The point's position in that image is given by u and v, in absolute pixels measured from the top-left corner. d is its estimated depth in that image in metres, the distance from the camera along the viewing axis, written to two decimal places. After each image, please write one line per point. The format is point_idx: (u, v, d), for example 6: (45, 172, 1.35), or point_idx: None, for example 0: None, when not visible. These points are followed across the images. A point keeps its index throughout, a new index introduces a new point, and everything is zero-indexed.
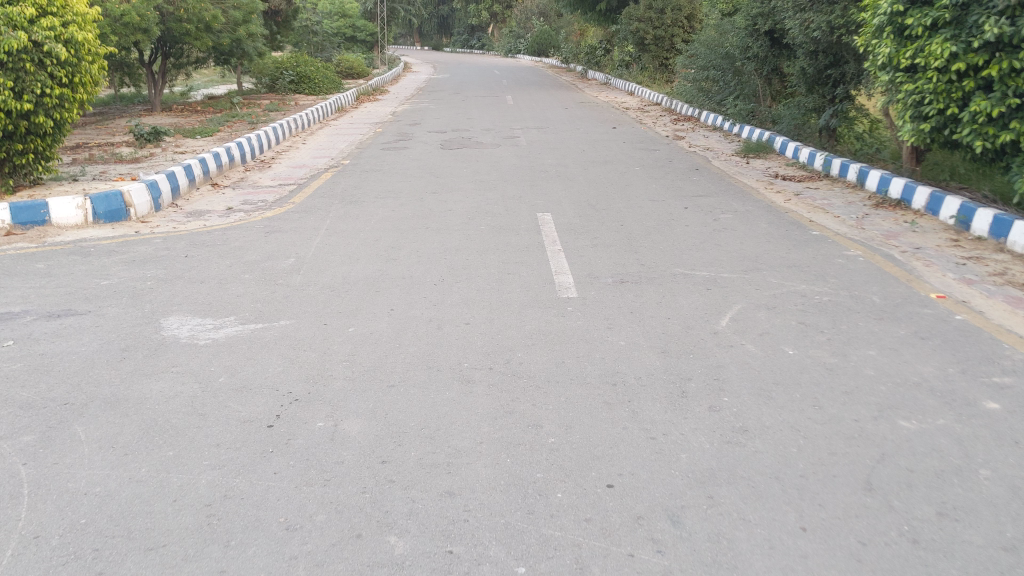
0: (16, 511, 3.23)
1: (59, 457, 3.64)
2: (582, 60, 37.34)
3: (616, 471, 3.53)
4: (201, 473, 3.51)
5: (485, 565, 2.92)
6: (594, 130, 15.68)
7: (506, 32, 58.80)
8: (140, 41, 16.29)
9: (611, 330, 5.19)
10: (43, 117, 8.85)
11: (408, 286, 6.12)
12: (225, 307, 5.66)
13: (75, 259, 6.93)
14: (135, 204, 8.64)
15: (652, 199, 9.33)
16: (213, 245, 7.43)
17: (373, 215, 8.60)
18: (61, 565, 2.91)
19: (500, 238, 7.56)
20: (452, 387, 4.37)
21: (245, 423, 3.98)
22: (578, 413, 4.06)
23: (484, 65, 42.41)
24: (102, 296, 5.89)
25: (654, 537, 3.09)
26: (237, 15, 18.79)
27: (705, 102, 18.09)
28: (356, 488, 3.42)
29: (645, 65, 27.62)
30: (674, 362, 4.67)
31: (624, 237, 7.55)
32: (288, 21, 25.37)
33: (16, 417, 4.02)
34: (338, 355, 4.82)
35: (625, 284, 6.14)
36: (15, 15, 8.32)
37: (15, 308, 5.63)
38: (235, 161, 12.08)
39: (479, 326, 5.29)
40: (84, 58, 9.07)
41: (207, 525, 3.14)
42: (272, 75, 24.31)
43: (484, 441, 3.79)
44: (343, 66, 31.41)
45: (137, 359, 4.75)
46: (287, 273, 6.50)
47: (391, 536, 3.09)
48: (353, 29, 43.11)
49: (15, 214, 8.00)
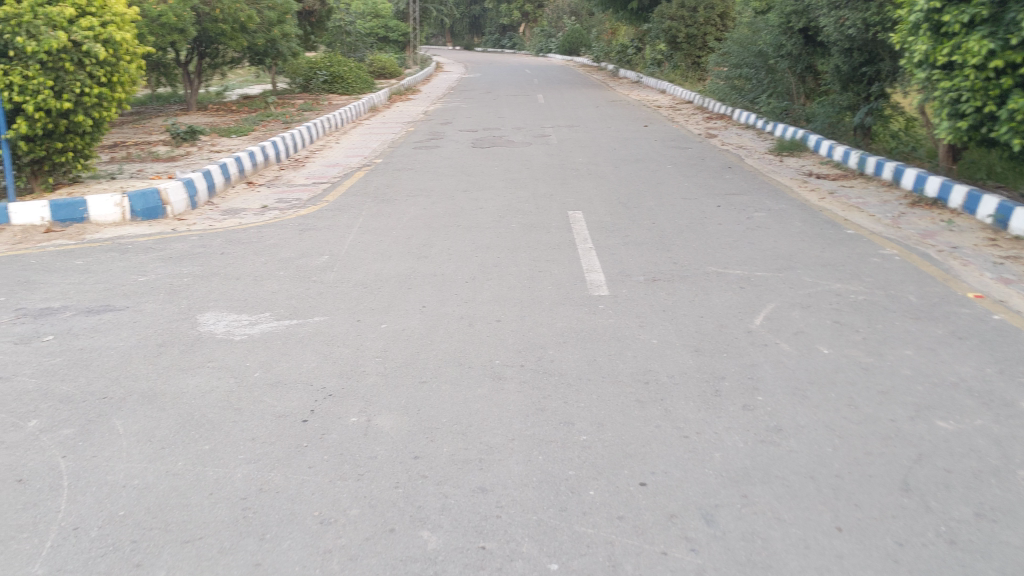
0: (56, 504, 3.27)
1: (98, 451, 3.69)
2: (613, 59, 37.17)
3: (649, 470, 3.52)
4: (237, 467, 3.55)
5: (517, 562, 2.92)
6: (626, 128, 15.59)
7: (537, 32, 58.70)
8: (176, 41, 16.45)
9: (643, 328, 5.16)
10: (82, 116, 8.98)
11: (440, 284, 6.13)
12: (259, 304, 5.69)
13: (114, 256, 7.01)
14: (172, 202, 8.72)
15: (685, 198, 9.26)
16: (248, 242, 7.49)
17: (405, 214, 8.62)
18: (99, 557, 2.94)
19: (530, 236, 7.56)
20: (484, 384, 4.37)
21: (278, 418, 4.00)
22: (610, 412, 4.05)
23: (517, 65, 42.55)
24: (139, 293, 5.96)
25: (687, 535, 3.07)
26: (272, 15, 18.92)
27: (738, 100, 17.98)
28: (389, 483, 3.43)
29: (677, 64, 27.46)
30: (707, 361, 4.64)
31: (657, 236, 7.50)
32: (323, 21, 25.50)
33: (55, 412, 4.07)
34: (370, 352, 4.84)
35: (657, 282, 6.10)
36: (54, 15, 8.43)
37: (54, 304, 5.71)
38: (270, 160, 12.16)
39: (511, 324, 5.28)
40: (122, 58, 9.17)
41: (244, 519, 3.17)
42: (306, 76, 24.48)
43: (516, 439, 3.79)
44: (375, 65, 31.56)
45: (174, 355, 4.80)
46: (319, 270, 6.53)
47: (424, 531, 3.10)
48: (385, 29, 43.22)
49: (54, 212, 8.15)
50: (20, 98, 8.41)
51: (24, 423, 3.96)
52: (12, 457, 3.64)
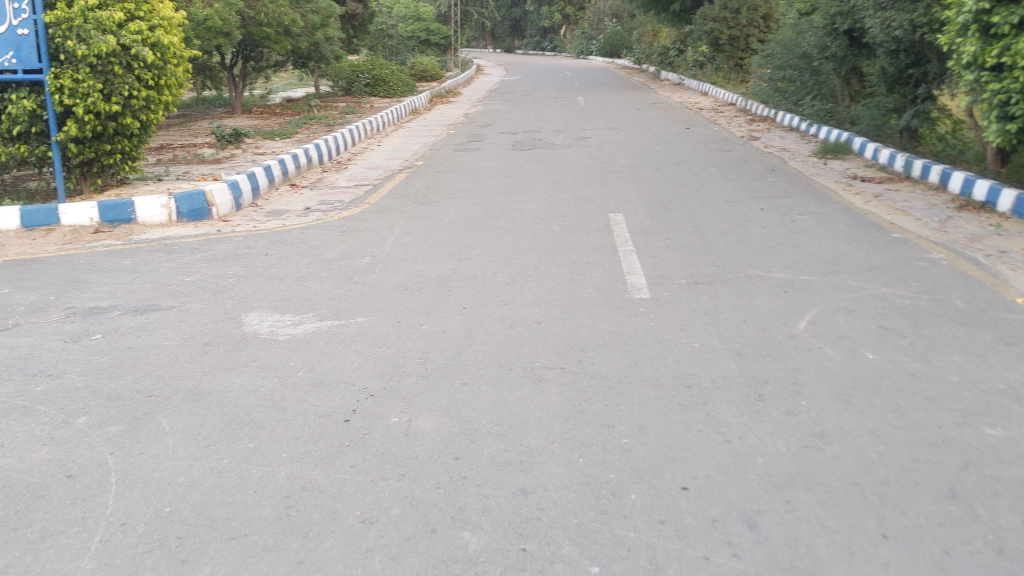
0: (104, 499, 3.33)
1: (144, 448, 3.75)
2: (654, 61, 37.04)
3: (691, 474, 3.49)
4: (280, 465, 3.58)
5: (558, 564, 2.92)
6: (668, 131, 15.51)
7: (578, 34, 58.62)
8: (221, 45, 16.67)
9: (685, 332, 5.13)
10: (130, 119, 9.13)
11: (480, 286, 6.15)
12: (302, 305, 5.74)
13: (160, 257, 7.12)
14: (217, 203, 8.83)
15: (728, 200, 9.20)
16: (292, 244, 7.56)
17: (446, 216, 8.65)
18: (146, 552, 2.99)
19: (570, 238, 7.56)
20: (525, 386, 4.37)
21: (320, 418, 4.04)
22: (651, 415, 4.03)
23: (559, 67, 42.52)
24: (185, 293, 6.04)
25: (730, 540, 3.05)
26: (315, 19, 19.10)
27: (782, 102, 17.81)
28: (430, 483, 3.44)
29: (719, 65, 27.27)
30: (749, 365, 4.60)
31: (699, 239, 7.46)
32: (365, 25, 25.69)
33: (104, 409, 4.14)
34: (411, 353, 4.86)
35: (699, 285, 6.06)
36: (104, 19, 8.58)
37: (103, 303, 5.81)
38: (313, 163, 12.29)
39: (552, 326, 5.27)
40: (169, 61, 9.30)
41: (286, 517, 3.20)
42: (348, 79, 24.70)
43: (556, 441, 3.79)
44: (416, 68, 31.75)
45: (219, 354, 4.86)
46: (361, 271, 6.57)
47: (465, 531, 3.11)
48: (426, 33, 43.43)
49: (103, 212, 8.33)
50: (70, 100, 8.63)
51: (74, 419, 4.03)
52: (62, 452, 3.71)
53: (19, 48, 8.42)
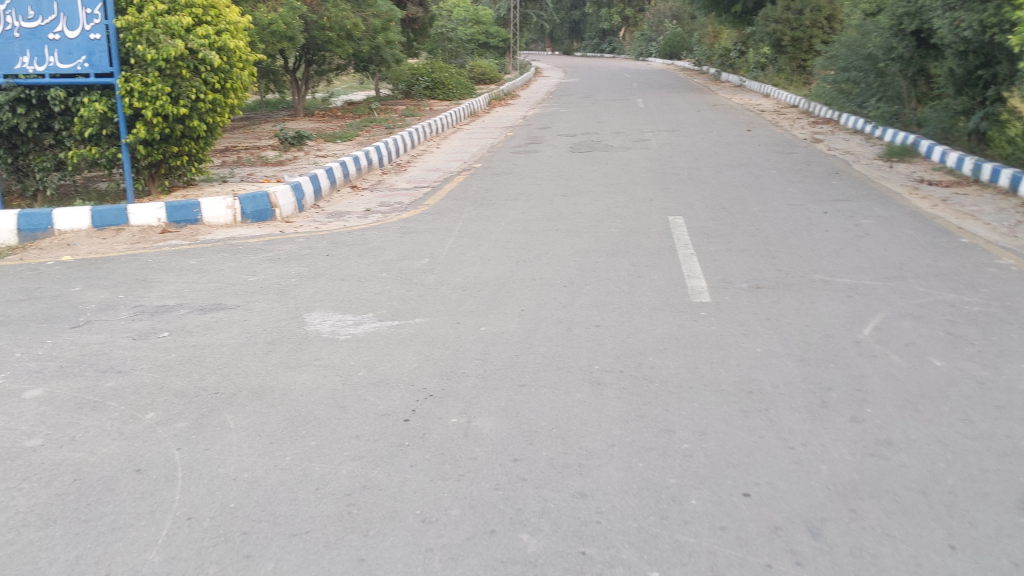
0: (171, 494, 3.40)
1: (210, 444, 3.82)
2: (714, 63, 36.66)
3: (753, 480, 3.45)
4: (342, 464, 3.62)
5: (618, 568, 2.90)
6: (728, 133, 15.36)
7: (637, 36, 58.32)
8: (285, 49, 16.94)
9: (746, 336, 5.07)
10: (197, 121, 9.31)
11: (538, 288, 6.14)
12: (363, 305, 5.80)
13: (225, 256, 7.25)
14: (281, 205, 8.97)
15: (790, 203, 9.07)
16: (353, 245, 7.65)
17: (504, 218, 8.67)
18: (212, 546, 3.04)
19: (630, 241, 7.52)
20: (583, 389, 4.36)
21: (381, 417, 4.07)
22: (712, 421, 3.98)
23: (617, 68, 42.39)
24: (250, 292, 6.14)
25: (793, 548, 3.00)
26: (376, 22, 19.31)
27: (845, 104, 17.52)
28: (489, 484, 3.45)
29: (781, 67, 26.89)
30: (813, 371, 4.53)
31: (760, 242, 7.37)
32: (425, 28, 25.88)
33: (171, 405, 4.23)
34: (470, 354, 4.88)
35: (761, 289, 5.99)
36: (173, 23, 8.79)
37: (171, 302, 5.93)
38: (373, 165, 12.43)
39: (610, 329, 5.25)
40: (235, 64, 9.48)
41: (347, 515, 3.23)
42: (408, 82, 24.91)
43: (616, 445, 3.77)
44: (475, 71, 31.88)
45: (282, 353, 4.93)
46: (420, 273, 6.62)
47: (524, 533, 3.11)
48: (486, 36, 43.58)
49: (170, 213, 8.52)
50: (139, 103, 8.85)
51: (143, 415, 4.13)
52: (131, 447, 3.80)
53: (91, 52, 8.70)
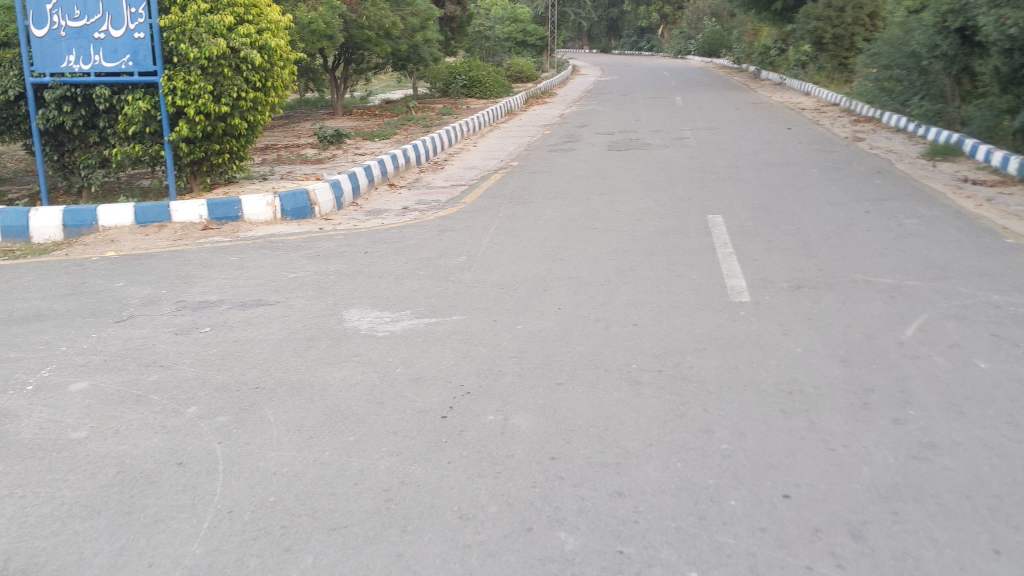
0: (213, 487, 3.44)
1: (251, 438, 3.86)
2: (754, 61, 36.34)
3: (793, 482, 3.42)
4: (380, 459, 3.64)
5: (656, 568, 2.89)
6: (768, 131, 15.22)
7: (675, 33, 57.97)
8: (324, 48, 17.05)
9: (787, 336, 5.02)
10: (238, 119, 9.39)
11: (576, 287, 6.13)
12: (401, 302, 5.82)
13: (265, 253, 7.32)
14: (320, 202, 9.03)
15: (831, 203, 8.96)
16: (391, 242, 7.69)
17: (542, 216, 8.67)
18: (252, 539, 3.07)
19: (668, 240, 7.48)
20: (621, 388, 4.34)
21: (418, 413, 4.09)
22: (752, 421, 3.95)
23: (656, 66, 42.16)
24: (290, 288, 6.20)
25: (834, 551, 2.97)
26: (415, 21, 19.38)
27: (888, 102, 17.28)
28: (526, 482, 3.45)
29: (823, 65, 26.58)
30: (855, 372, 4.47)
31: (801, 241, 7.29)
32: (463, 26, 25.92)
33: (212, 399, 4.28)
34: (507, 352, 4.88)
35: (801, 289, 5.93)
36: (215, 23, 8.85)
37: (212, 298, 6.00)
38: (411, 163, 12.48)
39: (648, 328, 5.23)
40: (276, 63, 9.54)
41: (386, 510, 3.25)
42: (446, 80, 24.98)
43: (654, 444, 3.75)
44: (512, 69, 31.87)
45: (321, 348, 4.97)
46: (458, 270, 6.63)
47: (562, 531, 3.11)
48: (524, 33, 43.53)
49: (211, 210, 8.61)
50: (181, 101, 8.95)
51: (185, 409, 4.18)
52: (174, 440, 3.85)
53: (135, 51, 8.84)
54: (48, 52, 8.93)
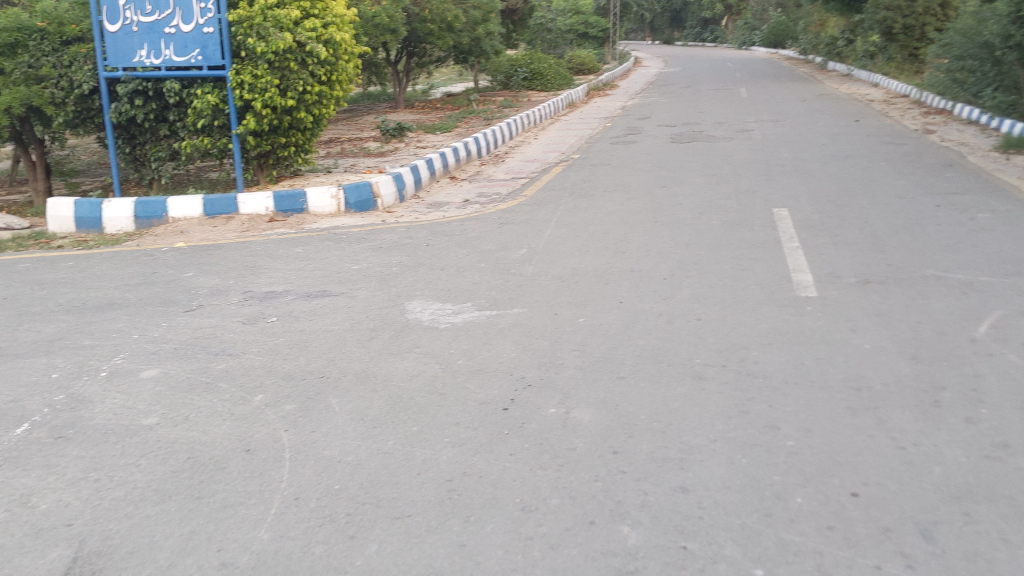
0: (279, 474, 3.50)
1: (316, 426, 3.92)
2: (820, 52, 35.70)
3: (861, 480, 3.36)
4: (442, 450, 3.66)
5: (720, 564, 2.86)
6: (835, 123, 14.94)
7: (739, 24, 57.20)
8: (388, 41, 17.19)
9: (854, 332, 4.93)
10: (303, 113, 9.51)
11: (638, 280, 6.09)
12: (462, 294, 5.85)
13: (330, 245, 7.41)
14: (383, 195, 9.11)
15: (900, 196, 8.77)
16: (452, 235, 7.72)
17: (603, 209, 8.63)
18: (317, 526, 3.12)
19: (732, 233, 7.39)
20: (684, 383, 4.31)
21: (480, 405, 4.11)
22: (819, 418, 3.89)
23: (719, 58, 41.69)
24: (353, 280, 6.27)
25: (903, 551, 2.91)
26: (477, 14, 19.42)
27: (960, 93, 16.84)
28: (589, 475, 3.45)
29: (891, 56, 26.00)
30: (925, 369, 4.37)
31: (869, 236, 7.15)
32: (525, 19, 25.91)
33: (279, 388, 4.36)
34: (568, 345, 4.87)
35: (870, 284, 5.82)
36: (281, 17, 8.98)
37: (278, 288, 6.10)
38: (472, 155, 12.52)
39: (712, 323, 5.18)
40: (341, 57, 9.63)
41: (448, 500, 3.27)
42: (507, 73, 25.02)
43: (718, 440, 3.72)
44: (574, 61, 31.77)
45: (384, 339, 5.02)
46: (519, 263, 6.64)
47: (624, 526, 3.09)
48: (585, 26, 43.30)
49: (277, 203, 8.75)
50: (249, 95, 9.14)
51: (252, 397, 4.26)
52: (242, 427, 3.93)
53: (205, 46, 9.00)
54: (122, 47, 9.07)
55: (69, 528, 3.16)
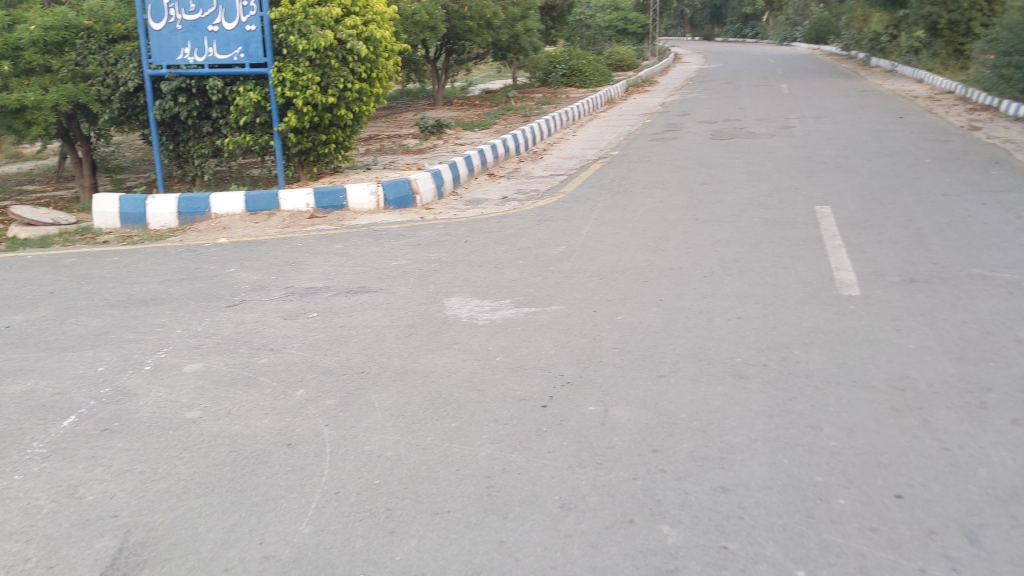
0: (320, 468, 3.53)
1: (356, 421, 3.95)
2: (863, 48, 35.25)
3: (905, 482, 3.31)
4: (481, 446, 3.67)
5: (761, 565, 2.84)
6: (878, 120, 14.73)
7: (781, 20, 56.63)
8: (427, 39, 17.24)
9: (898, 332, 4.86)
10: (344, 110, 9.57)
11: (678, 278, 6.05)
12: (501, 291, 5.86)
13: (369, 241, 7.45)
14: (422, 191, 9.14)
15: (945, 194, 8.64)
16: (490, 231, 7.73)
17: (642, 206, 8.59)
18: (357, 521, 3.14)
19: (774, 231, 7.32)
20: (725, 382, 4.28)
21: (519, 402, 4.11)
22: (862, 418, 3.84)
23: (760, 54, 41.30)
24: (392, 276, 6.30)
25: (948, 554, 2.86)
26: (516, 11, 19.42)
27: (1007, 89, 16.52)
28: (628, 474, 3.43)
29: (936, 51, 25.59)
30: (971, 370, 4.30)
31: (913, 234, 7.05)
32: (564, 16, 25.86)
33: (319, 382, 4.39)
34: (607, 343, 4.86)
35: (914, 283, 5.73)
36: (323, 15, 9.04)
37: (319, 284, 6.15)
38: (510, 152, 12.53)
39: (753, 321, 5.13)
40: (381, 54, 9.67)
41: (487, 496, 3.28)
42: (546, 69, 25.00)
43: (759, 439, 3.68)
44: (613, 58, 31.63)
45: (423, 335, 5.04)
46: (557, 260, 6.63)
47: (664, 524, 3.08)
48: (625, 22, 43.09)
49: (318, 199, 8.81)
50: (290, 92, 9.20)
51: (293, 391, 4.30)
52: (283, 421, 3.97)
53: (247, 43, 9.13)
54: (166, 45, 9.26)
55: (115, 519, 3.21)
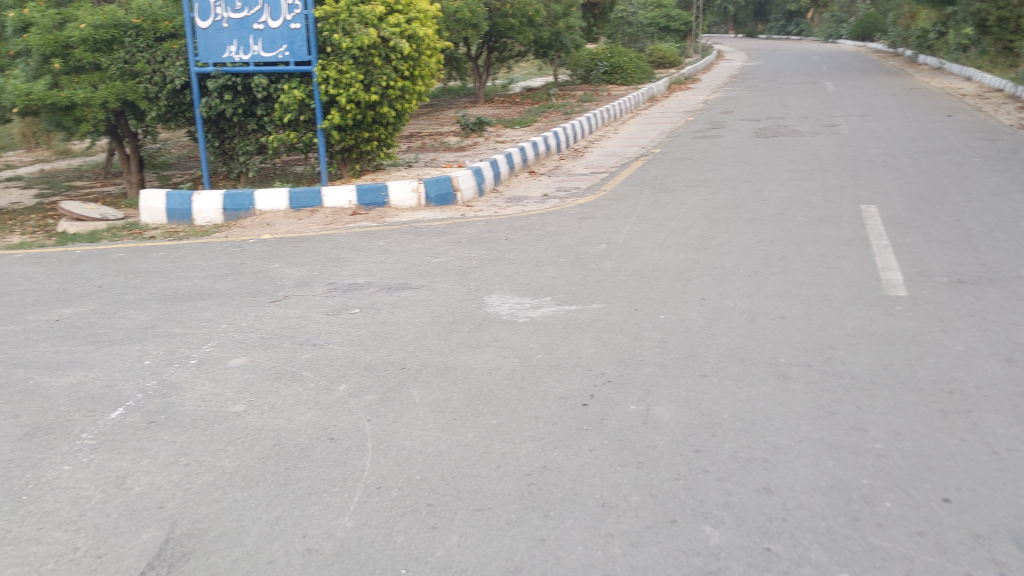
0: (362, 463, 3.55)
1: (397, 417, 3.97)
2: (910, 45, 34.72)
3: (953, 486, 3.25)
4: (522, 444, 3.67)
5: (805, 567, 2.81)
6: (925, 118, 14.50)
7: (825, 16, 55.95)
8: (469, 36, 17.27)
9: (946, 333, 4.78)
10: (386, 108, 9.64)
11: (720, 277, 6.01)
12: (541, 288, 5.85)
13: (410, 238, 7.48)
14: (462, 189, 9.16)
15: (994, 193, 8.48)
16: (531, 229, 7.73)
17: (684, 204, 8.54)
18: (399, 516, 3.16)
19: (818, 230, 7.23)
20: (769, 382, 4.24)
21: (560, 400, 4.10)
22: (909, 421, 3.78)
23: (804, 51, 40.85)
24: (433, 273, 6.32)
25: (997, 559, 2.81)
26: (558, 8, 19.38)
27: None
28: (670, 474, 3.41)
29: (986, 48, 25.15)
30: (1021, 373, 4.22)
31: (961, 234, 6.93)
32: (606, 13, 25.77)
33: (361, 378, 4.42)
34: (649, 342, 4.83)
35: (962, 284, 5.63)
36: (366, 13, 9.15)
37: (360, 280, 6.19)
38: (551, 150, 12.51)
39: (797, 321, 5.07)
40: (424, 52, 9.69)
41: (528, 494, 3.28)
42: (587, 66, 24.94)
43: (803, 441, 3.64)
44: (654, 55, 31.46)
45: (464, 332, 5.05)
46: (598, 258, 6.61)
47: (706, 525, 3.06)
48: (667, 19, 42.84)
49: (360, 196, 8.86)
50: (334, 90, 9.28)
51: (336, 386, 4.33)
52: (326, 416, 4.00)
53: (292, 41, 9.20)
54: (212, 43, 9.32)
55: (161, 510, 3.26)
